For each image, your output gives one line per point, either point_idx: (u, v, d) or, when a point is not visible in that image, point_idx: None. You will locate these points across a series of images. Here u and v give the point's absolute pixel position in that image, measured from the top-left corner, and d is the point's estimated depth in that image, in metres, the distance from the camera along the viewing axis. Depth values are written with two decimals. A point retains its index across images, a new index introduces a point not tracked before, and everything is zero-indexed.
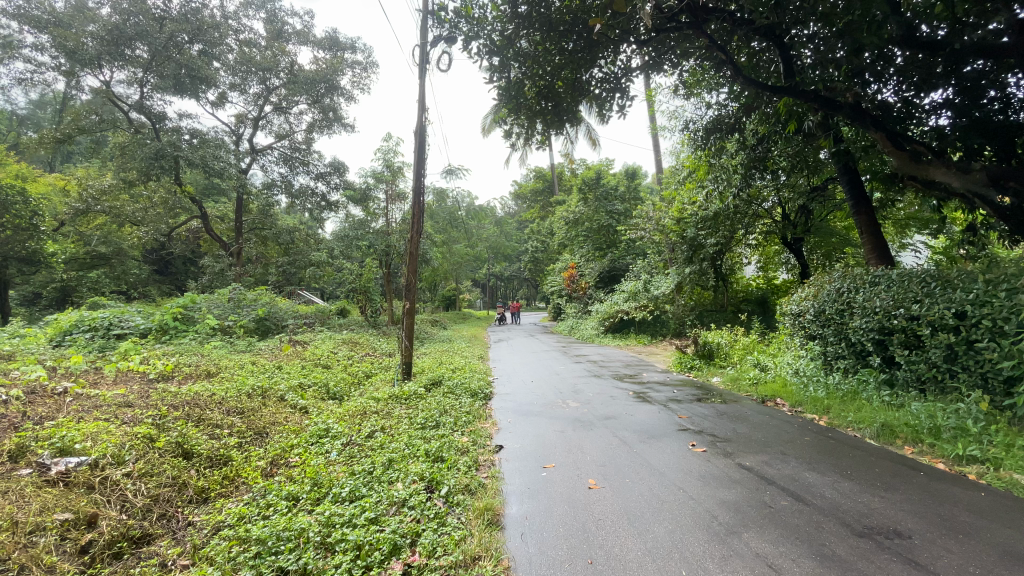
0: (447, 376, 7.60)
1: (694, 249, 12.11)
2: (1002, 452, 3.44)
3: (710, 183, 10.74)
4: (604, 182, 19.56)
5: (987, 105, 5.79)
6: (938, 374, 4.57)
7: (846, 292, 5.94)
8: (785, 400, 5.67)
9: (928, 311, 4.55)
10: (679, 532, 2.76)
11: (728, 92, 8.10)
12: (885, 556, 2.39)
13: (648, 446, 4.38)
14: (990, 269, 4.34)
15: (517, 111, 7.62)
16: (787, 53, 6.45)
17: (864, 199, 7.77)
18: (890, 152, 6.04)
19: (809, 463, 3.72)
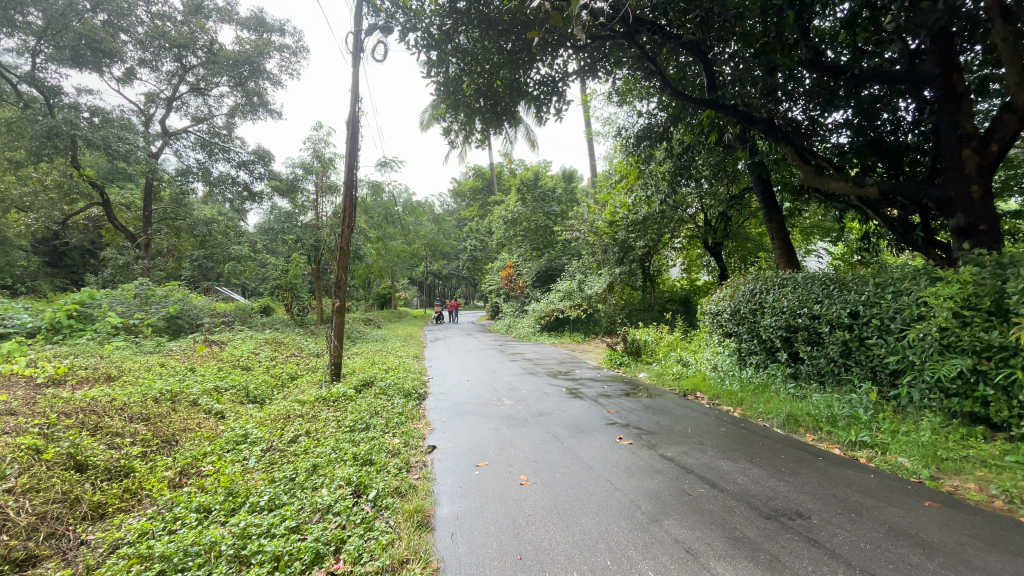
0: (379, 377, 7.36)
1: (624, 250, 12.73)
2: (888, 438, 3.86)
3: (640, 188, 11.24)
4: (542, 183, 19.93)
5: (881, 126, 6.55)
6: (834, 367, 5.05)
7: (758, 293, 6.44)
8: (705, 394, 6.02)
9: (827, 311, 5.03)
10: (605, 523, 2.85)
11: (657, 101, 8.50)
12: (789, 536, 2.60)
13: (579, 440, 4.49)
14: (879, 274, 4.86)
15: (456, 108, 7.51)
16: (711, 69, 6.86)
17: (775, 207, 8.42)
18: (798, 166, 6.52)
19: (724, 452, 3.98)
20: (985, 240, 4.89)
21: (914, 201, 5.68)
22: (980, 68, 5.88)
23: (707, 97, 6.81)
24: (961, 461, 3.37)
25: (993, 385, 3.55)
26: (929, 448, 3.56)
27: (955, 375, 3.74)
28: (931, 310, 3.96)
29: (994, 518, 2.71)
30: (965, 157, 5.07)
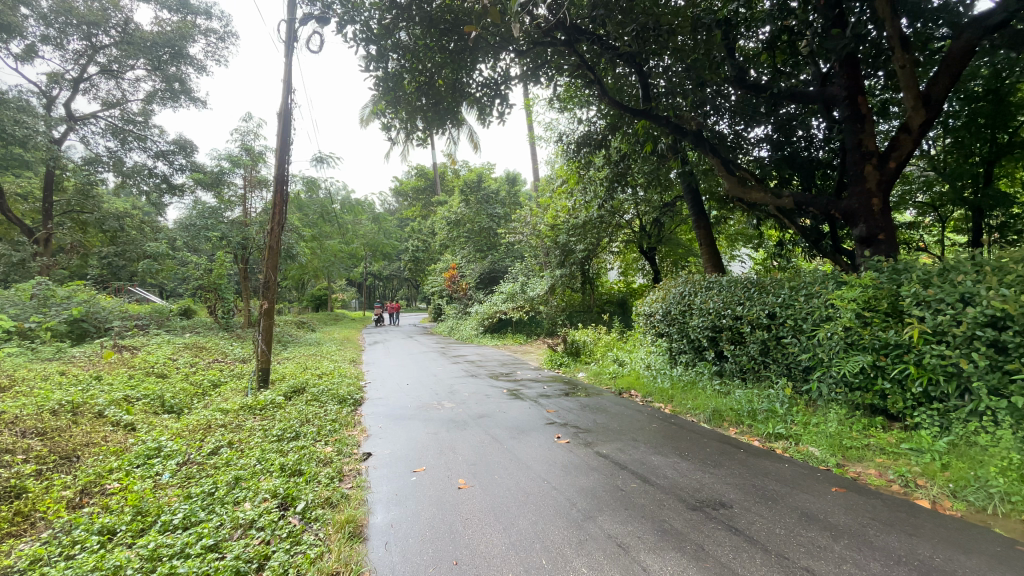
0: (311, 382, 7.03)
1: (565, 253, 13.00)
2: (801, 429, 4.17)
3: (580, 193, 11.55)
4: (485, 186, 19.91)
5: (796, 142, 7.12)
6: (754, 364, 5.41)
7: (687, 295, 6.79)
8: (639, 392, 6.25)
9: (748, 312, 5.39)
10: (541, 522, 2.87)
11: (597, 110, 8.75)
12: (712, 525, 2.75)
13: (517, 441, 4.51)
14: (793, 278, 5.27)
15: (396, 105, 7.31)
16: (646, 81, 7.15)
17: (703, 215, 8.92)
18: (723, 176, 6.91)
19: (656, 447, 4.15)
20: (883, 248, 5.42)
21: (824, 212, 6.21)
22: (881, 93, 6.54)
23: (641, 107, 7.09)
24: (863, 449, 3.70)
25: (890, 379, 3.93)
26: (836, 438, 3.88)
27: (858, 371, 4.11)
28: (838, 311, 4.34)
29: (890, 500, 3.01)
30: (868, 172, 5.60)
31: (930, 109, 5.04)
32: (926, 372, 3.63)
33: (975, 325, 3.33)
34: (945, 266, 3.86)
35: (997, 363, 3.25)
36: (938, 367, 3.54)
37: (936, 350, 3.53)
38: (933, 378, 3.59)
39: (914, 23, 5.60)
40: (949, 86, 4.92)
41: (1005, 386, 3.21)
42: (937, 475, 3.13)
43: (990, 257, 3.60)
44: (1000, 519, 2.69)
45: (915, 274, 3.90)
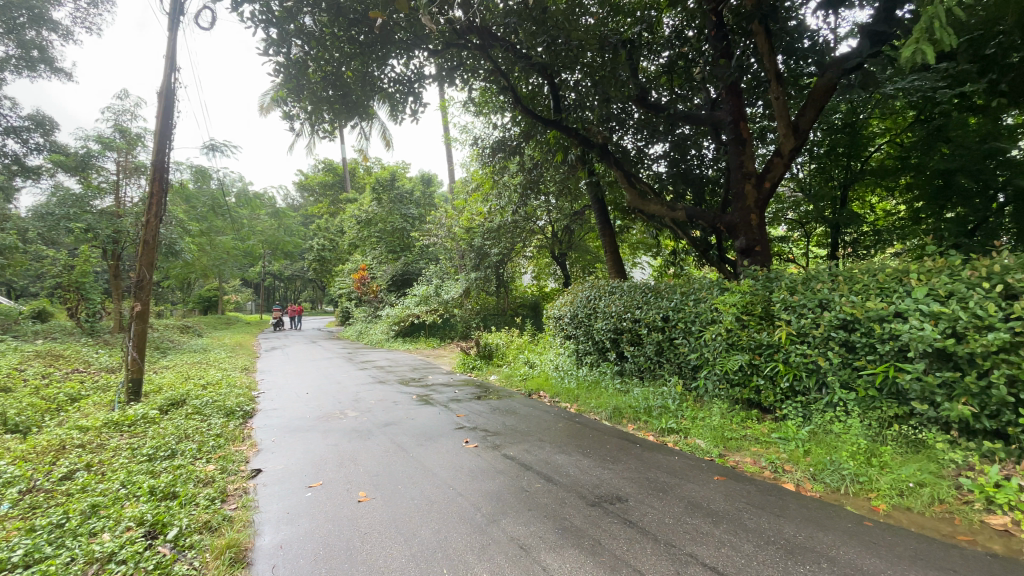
0: (195, 394, 6.33)
1: (479, 257, 13.03)
2: (689, 423, 4.52)
3: (494, 197, 11.67)
4: (398, 184, 19.37)
5: (689, 160, 7.78)
6: (651, 364, 5.77)
7: (592, 299, 7.14)
8: (547, 392, 6.41)
9: (645, 315, 5.77)
10: (444, 530, 2.82)
11: (511, 116, 8.89)
12: (609, 519, 2.87)
13: (424, 448, 4.41)
14: (684, 285, 5.73)
15: (299, 94, 6.83)
16: (557, 93, 7.34)
17: (609, 223, 9.39)
18: (626, 188, 7.31)
19: (560, 446, 4.27)
20: (759, 258, 6.07)
21: (711, 225, 6.81)
22: (760, 121, 7.33)
23: (552, 119, 7.28)
24: (741, 440, 4.09)
25: (763, 375, 4.40)
26: (719, 430, 4.24)
27: (736, 368, 4.56)
28: (721, 314, 4.78)
29: (762, 485, 3.35)
30: (748, 191, 6.24)
31: (797, 137, 5.75)
32: (792, 369, 4.12)
33: (830, 327, 3.83)
34: (806, 275, 4.40)
35: (847, 359, 3.76)
36: (802, 364, 4.02)
37: (800, 350, 4.01)
38: (797, 374, 4.08)
39: (789, 61, 6.38)
40: (812, 118, 5.63)
41: (852, 380, 3.73)
42: (800, 461, 3.54)
43: (842, 268, 4.17)
44: (850, 497, 3.11)
45: (783, 282, 4.41)
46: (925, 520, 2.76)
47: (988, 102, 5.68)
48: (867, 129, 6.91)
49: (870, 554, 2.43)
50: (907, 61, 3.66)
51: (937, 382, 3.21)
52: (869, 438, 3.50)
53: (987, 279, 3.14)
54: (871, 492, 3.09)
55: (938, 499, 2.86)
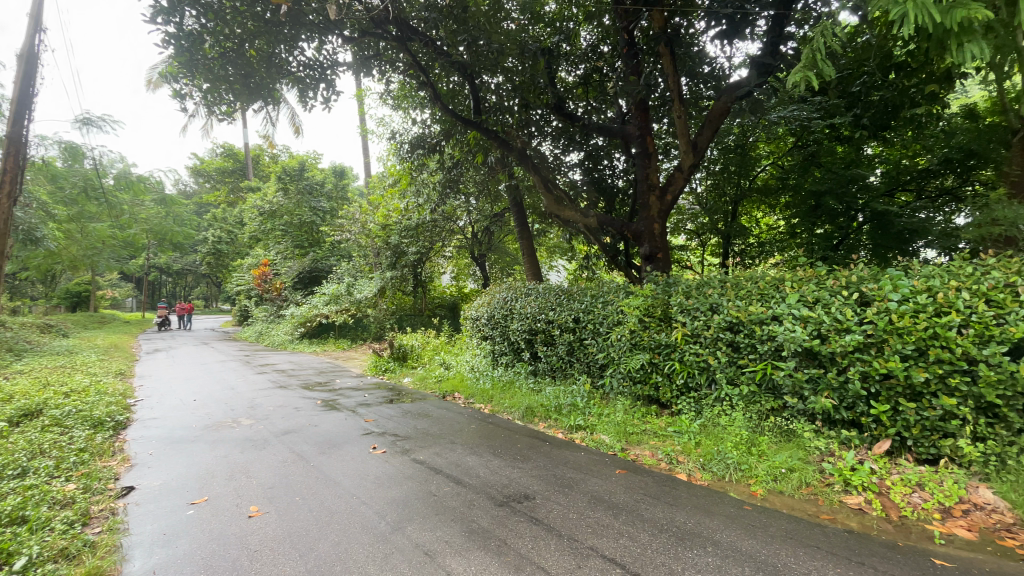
0: (53, 402, 5.47)
1: (396, 255, 12.66)
2: (595, 419, 4.71)
3: (413, 194, 11.38)
4: (308, 175, 18.34)
5: (603, 170, 8.17)
6: (563, 363, 5.95)
7: (509, 301, 7.22)
8: (462, 394, 6.35)
9: (558, 316, 5.95)
10: (344, 542, 2.68)
11: (430, 113, 8.76)
12: (516, 519, 2.90)
13: (326, 456, 4.17)
14: (594, 288, 5.99)
15: (193, 70, 6.18)
16: (477, 93, 7.12)
17: (526, 226, 9.55)
18: (543, 193, 7.46)
19: (472, 448, 4.26)
20: (661, 265, 6.51)
21: (619, 232, 7.16)
22: (666, 137, 7.86)
23: (472, 119, 7.21)
24: (642, 434, 4.33)
25: (662, 373, 4.72)
26: (622, 426, 4.46)
27: (638, 366, 4.84)
28: (626, 316, 5.05)
29: (658, 476, 3.58)
30: (652, 202, 6.65)
31: (696, 154, 6.22)
32: (686, 366, 4.46)
33: (718, 328, 4.18)
34: (700, 281, 4.78)
35: (732, 358, 4.12)
36: (695, 362, 4.37)
37: (694, 349, 4.36)
38: (691, 371, 4.42)
39: (691, 84, 6.92)
40: (709, 138, 6.09)
41: (737, 376, 4.10)
42: (692, 452, 3.81)
43: (730, 275, 4.60)
44: (733, 483, 3.41)
45: (680, 287, 4.76)
46: (795, 501, 3.11)
47: (851, 134, 6.64)
48: (755, 151, 7.66)
49: (748, 535, 2.68)
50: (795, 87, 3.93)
51: (806, 378, 3.63)
52: (750, 430, 3.86)
53: (846, 287, 3.59)
54: (751, 478, 3.41)
55: (805, 482, 3.23)
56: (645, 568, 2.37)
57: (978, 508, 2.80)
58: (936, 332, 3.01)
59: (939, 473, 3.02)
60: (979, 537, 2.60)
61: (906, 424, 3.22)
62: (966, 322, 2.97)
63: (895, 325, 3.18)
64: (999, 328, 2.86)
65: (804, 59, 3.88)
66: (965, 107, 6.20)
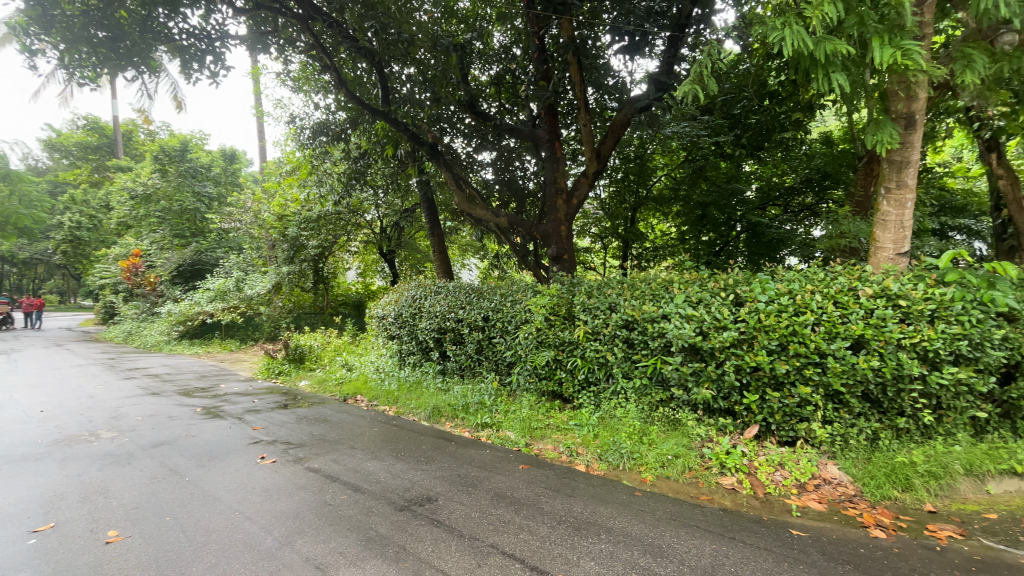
0: None
1: (294, 248, 11.84)
2: (502, 416, 4.74)
3: (314, 183, 10.69)
4: (191, 156, 16.58)
5: (514, 171, 8.30)
6: (471, 362, 5.94)
7: (418, 299, 7.07)
8: (364, 396, 6.08)
9: (467, 315, 5.91)
10: (224, 563, 2.43)
11: (335, 99, 8.30)
12: (416, 522, 2.83)
13: (205, 469, 3.76)
14: (503, 287, 6.05)
15: (45, 26, 5.27)
16: (386, 83, 6.93)
17: (437, 223, 9.39)
18: (453, 190, 7.37)
19: (372, 452, 4.08)
20: (566, 266, 6.74)
21: (528, 233, 7.26)
22: (574, 143, 8.16)
23: (380, 109, 6.93)
24: (545, 428, 4.44)
25: (565, 369, 4.90)
26: (527, 421, 4.55)
27: (544, 363, 4.97)
28: (533, 314, 5.15)
29: (559, 469, 3.70)
30: (559, 205, 6.85)
31: (599, 162, 6.55)
32: (587, 362, 4.66)
33: (616, 326, 4.42)
34: (601, 282, 5.03)
35: (628, 353, 4.38)
36: (595, 358, 4.57)
37: (594, 346, 4.57)
38: (592, 366, 4.63)
39: (597, 94, 7.25)
40: (611, 147, 6.44)
41: (631, 371, 4.37)
42: (591, 444, 3.99)
43: (629, 277, 4.89)
44: (626, 472, 3.63)
45: (584, 287, 4.97)
46: (679, 485, 3.38)
47: (733, 152, 7.38)
48: (653, 162, 8.22)
49: (638, 520, 2.86)
50: (686, 99, 4.27)
51: (690, 372, 3.95)
52: (642, 420, 4.12)
53: (725, 290, 3.98)
54: (643, 466, 3.64)
55: (688, 467, 3.51)
56: (544, 560, 2.43)
57: (827, 482, 3.24)
58: (795, 329, 3.43)
59: (797, 453, 3.44)
60: (828, 508, 3.00)
61: (771, 411, 3.63)
62: (818, 321, 3.43)
63: (763, 324, 3.58)
64: (843, 326, 3.34)
65: (693, 74, 4.19)
66: (823, 136, 7.16)
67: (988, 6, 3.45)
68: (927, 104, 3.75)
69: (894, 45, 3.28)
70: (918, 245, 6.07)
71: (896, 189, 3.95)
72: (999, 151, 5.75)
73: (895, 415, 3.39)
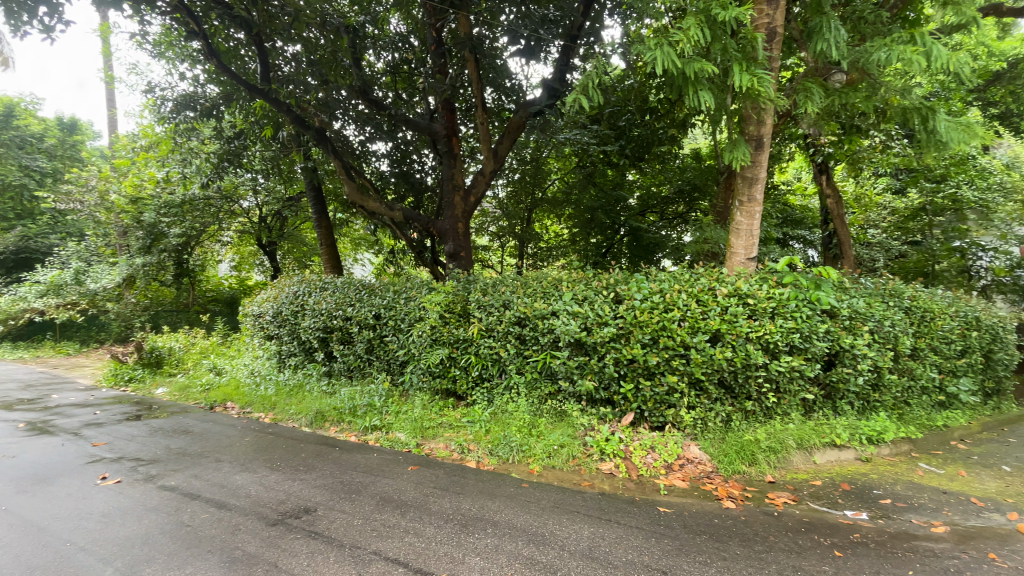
0: None
1: (153, 237, 10.37)
2: (392, 418, 4.57)
3: (177, 163, 9.43)
4: (16, 122, 13.80)
5: (410, 164, 8.11)
6: (360, 362, 5.66)
7: (301, 295, 6.59)
8: (236, 403, 5.52)
9: (357, 313, 5.63)
10: None
11: (205, 70, 7.41)
12: (292, 536, 2.63)
13: (25, 495, 3.15)
14: (396, 284, 5.87)
15: None
16: (266, 59, 6.35)
17: (325, 215, 8.82)
18: (344, 180, 6.96)
19: (242, 464, 3.71)
20: (463, 263, 6.72)
21: (424, 229, 7.10)
22: (472, 141, 8.19)
23: (258, 86, 6.32)
24: (437, 427, 4.37)
25: (459, 367, 4.87)
26: (418, 421, 4.44)
27: (437, 361, 4.89)
28: (427, 312, 5.04)
29: (449, 468, 3.68)
30: (457, 202, 6.78)
31: (496, 161, 6.63)
32: (481, 359, 4.68)
33: (509, 323, 4.50)
34: (496, 280, 5.11)
35: (520, 349, 4.50)
36: (488, 355, 4.61)
37: (488, 343, 4.61)
38: (485, 363, 4.66)
39: (495, 94, 7.35)
40: (507, 148, 6.56)
41: (523, 366, 4.48)
42: (481, 440, 4.01)
43: (522, 276, 5.00)
44: (515, 464, 3.72)
45: (479, 284, 5.00)
46: (564, 473, 3.55)
47: (619, 161, 7.92)
48: (549, 166, 8.50)
49: (524, 511, 2.94)
50: (575, 105, 4.47)
51: (575, 365, 4.15)
52: (532, 413, 4.24)
53: (608, 288, 4.27)
54: (530, 457, 3.76)
55: (572, 455, 3.69)
56: (428, 562, 2.39)
57: (690, 461, 3.60)
58: (665, 324, 3.78)
59: (666, 437, 3.77)
60: (690, 485, 3.35)
61: (644, 399, 3.94)
62: (684, 317, 3.81)
63: (638, 319, 3.88)
64: (703, 321, 3.75)
65: (580, 84, 4.44)
66: (694, 151, 7.96)
67: (824, 48, 4.10)
68: (772, 130, 4.34)
69: (750, 75, 3.73)
70: (766, 252, 7.00)
71: (748, 202, 4.51)
72: (828, 174, 6.83)
73: (744, 399, 3.86)
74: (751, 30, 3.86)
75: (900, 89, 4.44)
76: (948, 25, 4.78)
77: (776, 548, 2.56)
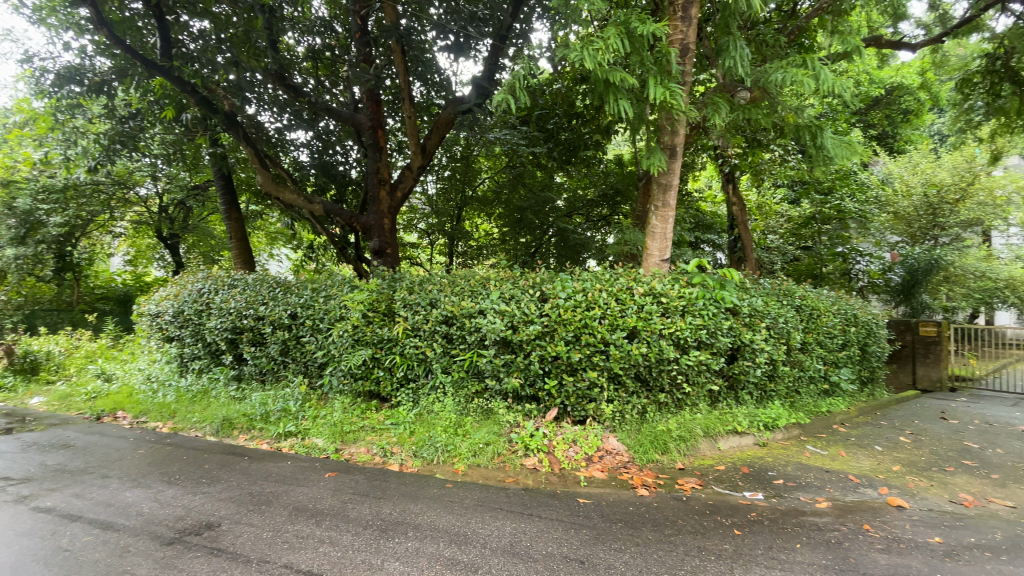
0: None
1: (27, 226, 9.12)
2: (309, 423, 4.36)
3: (57, 143, 8.35)
4: None
5: (332, 155, 7.76)
6: (274, 365, 5.34)
7: (206, 293, 6.09)
8: (128, 412, 4.99)
9: (270, 312, 5.30)
10: None
11: (94, 40, 6.61)
12: (191, 555, 2.43)
13: None
14: (314, 282, 5.60)
15: None
16: (167, 32, 5.80)
17: (236, 206, 8.19)
18: (257, 169, 6.52)
19: (134, 480, 3.37)
20: (389, 260, 6.56)
21: (346, 223, 6.82)
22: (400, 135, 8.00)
23: (159, 63, 5.77)
24: (358, 431, 4.22)
25: (382, 367, 4.73)
26: (338, 425, 4.26)
27: (360, 362, 4.72)
28: (348, 311, 4.85)
29: (369, 472, 3.57)
30: (382, 196, 6.59)
31: (424, 157, 6.55)
32: (406, 358, 4.59)
33: (435, 322, 4.45)
34: (422, 279, 5.03)
35: (446, 348, 4.46)
36: (414, 355, 4.53)
37: (413, 342, 4.53)
38: (410, 363, 4.57)
39: (424, 89, 7.23)
40: (436, 144, 6.49)
41: (449, 365, 4.45)
42: (405, 441, 3.92)
43: (448, 275, 4.96)
44: (439, 465, 3.69)
45: (404, 282, 4.90)
46: (488, 471, 3.57)
47: (547, 163, 8.07)
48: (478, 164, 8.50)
49: (446, 512, 2.93)
50: (502, 104, 4.50)
51: (501, 363, 4.20)
52: (458, 412, 4.21)
53: (533, 288, 4.33)
54: (455, 457, 3.74)
55: (496, 452, 3.72)
56: (343, 571, 2.31)
57: (608, 452, 3.75)
58: (586, 322, 3.93)
59: (587, 430, 3.90)
60: (608, 476, 3.50)
61: (567, 395, 4.05)
62: (604, 315, 3.98)
63: (562, 318, 3.98)
64: (621, 319, 3.93)
65: (507, 84, 4.48)
66: (617, 156, 8.31)
67: (731, 65, 4.44)
68: (685, 140, 4.63)
69: (665, 87, 3.97)
70: (681, 254, 7.46)
71: (663, 207, 4.78)
72: (734, 183, 7.40)
73: (657, 391, 4.08)
74: (666, 44, 4.11)
75: (794, 109, 4.91)
76: (834, 54, 5.37)
77: (684, 531, 2.75)
